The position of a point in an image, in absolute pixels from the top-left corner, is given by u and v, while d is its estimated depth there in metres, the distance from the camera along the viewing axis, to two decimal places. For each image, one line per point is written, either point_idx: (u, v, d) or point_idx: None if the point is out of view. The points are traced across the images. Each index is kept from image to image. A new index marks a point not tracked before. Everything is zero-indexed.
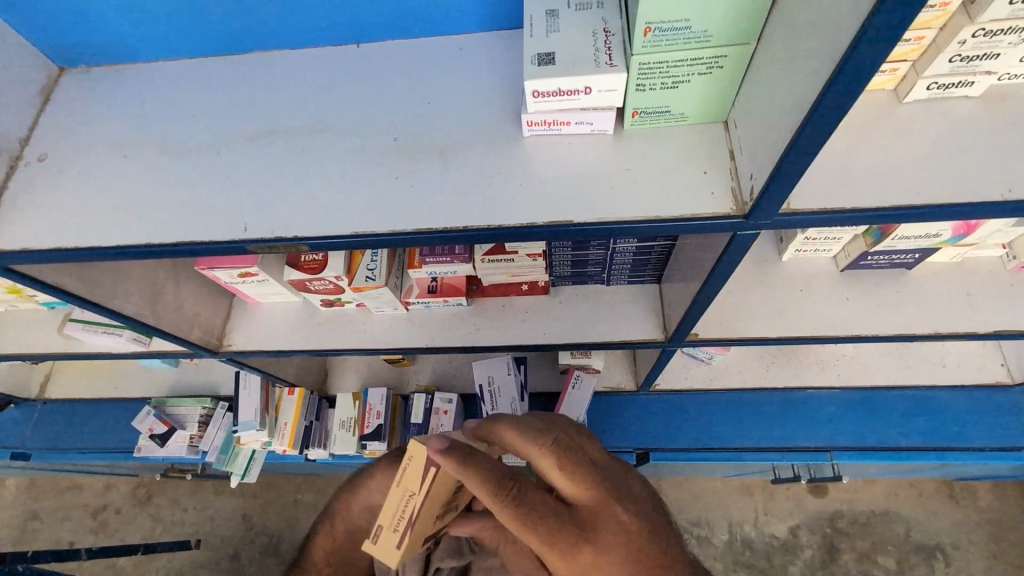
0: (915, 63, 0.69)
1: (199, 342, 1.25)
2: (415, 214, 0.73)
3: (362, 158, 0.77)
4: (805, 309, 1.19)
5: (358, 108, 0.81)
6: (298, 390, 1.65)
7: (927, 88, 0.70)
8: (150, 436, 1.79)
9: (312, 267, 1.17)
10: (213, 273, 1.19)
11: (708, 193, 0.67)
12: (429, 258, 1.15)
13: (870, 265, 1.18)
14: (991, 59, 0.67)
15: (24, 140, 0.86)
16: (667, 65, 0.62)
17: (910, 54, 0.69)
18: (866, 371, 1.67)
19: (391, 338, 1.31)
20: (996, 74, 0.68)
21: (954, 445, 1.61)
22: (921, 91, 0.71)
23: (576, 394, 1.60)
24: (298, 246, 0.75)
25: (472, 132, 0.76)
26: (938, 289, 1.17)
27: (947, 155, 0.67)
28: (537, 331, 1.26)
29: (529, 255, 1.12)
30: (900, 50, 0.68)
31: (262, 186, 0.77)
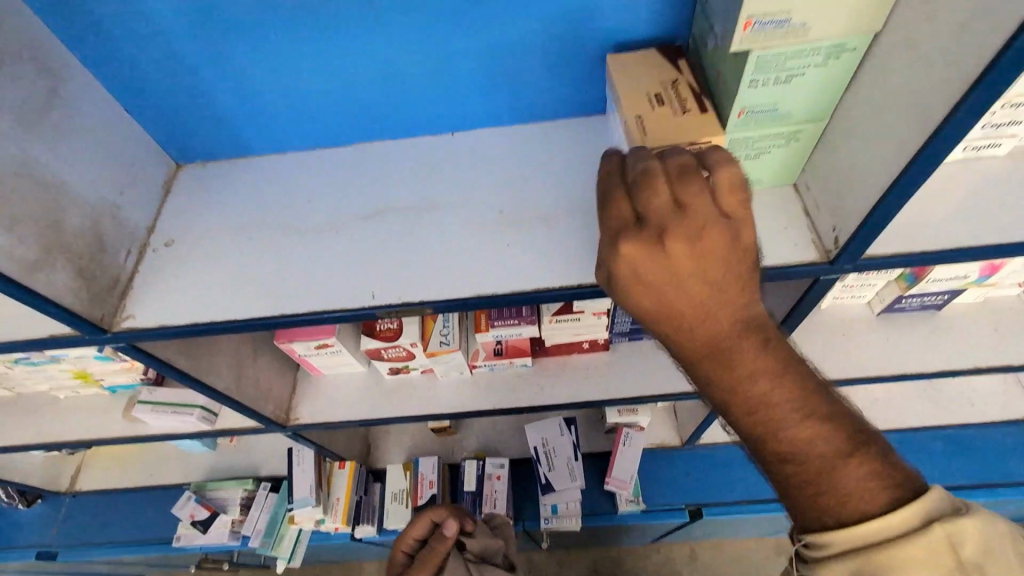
0: None
1: (271, 415, 1.29)
2: (531, 276, 0.82)
3: (474, 229, 0.87)
4: (849, 352, 1.27)
5: (463, 187, 0.92)
6: (349, 464, 1.65)
7: (963, 150, 0.82)
8: (192, 523, 1.77)
9: (388, 335, 1.23)
10: (289, 346, 1.25)
11: (793, 244, 0.77)
12: (498, 322, 1.22)
13: (904, 307, 1.27)
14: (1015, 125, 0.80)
15: (151, 227, 0.94)
16: (753, 140, 0.74)
17: None
18: (902, 414, 1.71)
19: (455, 402, 1.35)
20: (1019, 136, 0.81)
21: (998, 482, 1.66)
22: (957, 153, 0.83)
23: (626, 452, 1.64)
24: (422, 310, 0.82)
25: (572, 203, 0.87)
26: (971, 327, 1.26)
27: (991, 205, 0.78)
28: (599, 387, 1.31)
29: (595, 313, 1.21)
30: None
31: (385, 258, 0.86)
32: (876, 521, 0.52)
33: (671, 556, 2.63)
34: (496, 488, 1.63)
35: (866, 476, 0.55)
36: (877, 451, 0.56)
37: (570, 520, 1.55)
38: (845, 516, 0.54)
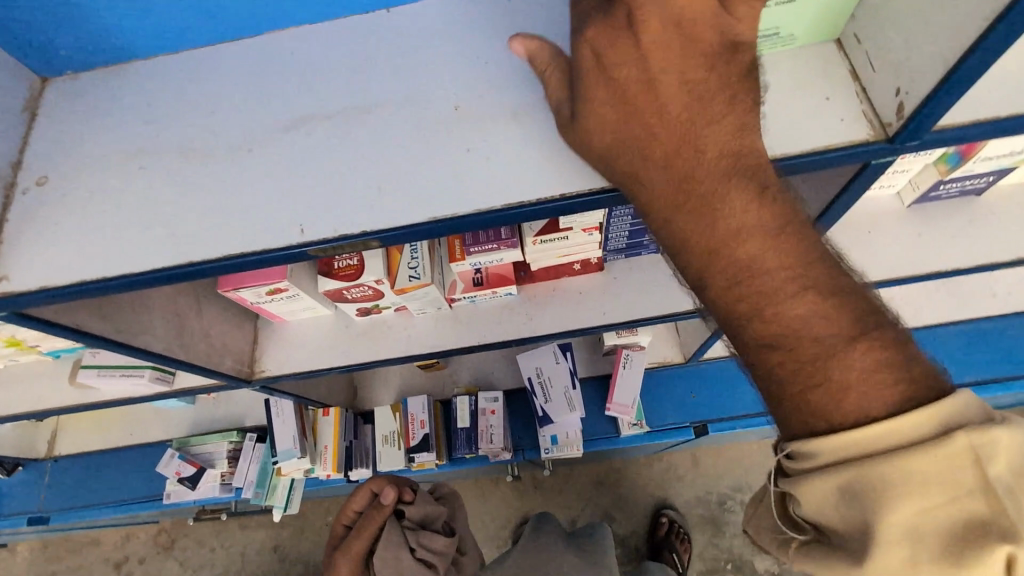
0: None
1: (230, 372, 1.15)
2: (499, 188, 0.64)
3: (424, 133, 0.67)
4: (874, 251, 1.12)
5: (406, 79, 0.71)
6: (333, 410, 1.55)
7: None
8: (179, 480, 1.67)
9: (349, 273, 1.07)
10: (237, 293, 1.08)
11: (838, 119, 0.59)
12: (474, 247, 1.05)
13: (940, 194, 1.11)
14: None
15: (15, 163, 0.74)
16: None
17: None
18: (918, 312, 1.60)
19: (436, 341, 1.21)
20: None
21: (1014, 375, 1.58)
22: None
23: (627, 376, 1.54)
24: (367, 243, 0.65)
25: (546, 88, 0.67)
26: (1015, 212, 1.10)
27: None
28: (595, 313, 1.17)
29: (585, 230, 1.03)
30: None
31: (312, 180, 0.67)
32: (881, 425, 0.43)
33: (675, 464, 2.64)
34: (491, 423, 1.54)
35: (874, 370, 0.45)
36: (887, 339, 0.47)
37: (570, 448, 1.49)
38: (841, 419, 0.45)
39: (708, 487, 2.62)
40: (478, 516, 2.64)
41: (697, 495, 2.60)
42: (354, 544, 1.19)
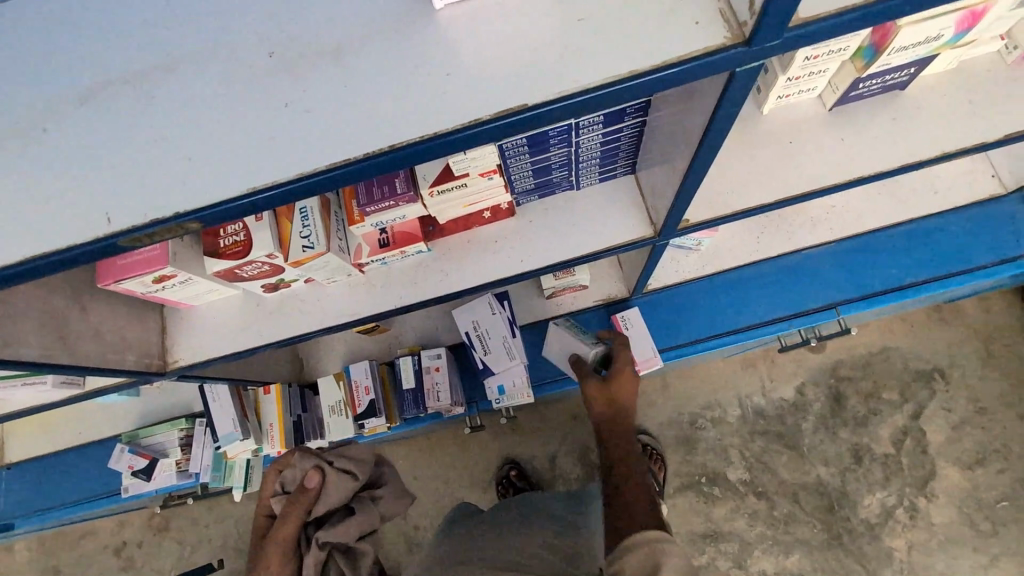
0: None
1: (137, 367, 1.08)
2: (323, 145, 0.55)
3: (235, 88, 0.58)
4: (798, 161, 1.06)
5: (213, 26, 0.60)
6: (274, 387, 1.50)
7: None
8: (132, 472, 1.65)
9: (237, 251, 0.97)
10: (121, 286, 0.99)
11: (692, 23, 0.51)
12: (369, 207, 0.99)
13: (861, 94, 1.04)
14: None
15: None
16: None
17: None
18: (858, 219, 1.57)
19: (352, 308, 1.15)
20: None
21: (957, 270, 1.56)
22: None
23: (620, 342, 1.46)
24: (185, 225, 0.57)
25: (369, 17, 0.57)
26: (942, 104, 1.03)
27: None
28: (513, 260, 1.10)
29: (481, 174, 0.95)
30: None
31: (117, 160, 0.58)
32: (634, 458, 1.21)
33: (646, 391, 2.79)
34: (436, 381, 1.52)
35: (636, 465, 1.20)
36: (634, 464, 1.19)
37: (520, 397, 1.46)
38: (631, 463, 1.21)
39: (679, 409, 2.76)
40: (459, 463, 2.69)
41: (670, 416, 2.74)
42: (281, 532, 1.22)
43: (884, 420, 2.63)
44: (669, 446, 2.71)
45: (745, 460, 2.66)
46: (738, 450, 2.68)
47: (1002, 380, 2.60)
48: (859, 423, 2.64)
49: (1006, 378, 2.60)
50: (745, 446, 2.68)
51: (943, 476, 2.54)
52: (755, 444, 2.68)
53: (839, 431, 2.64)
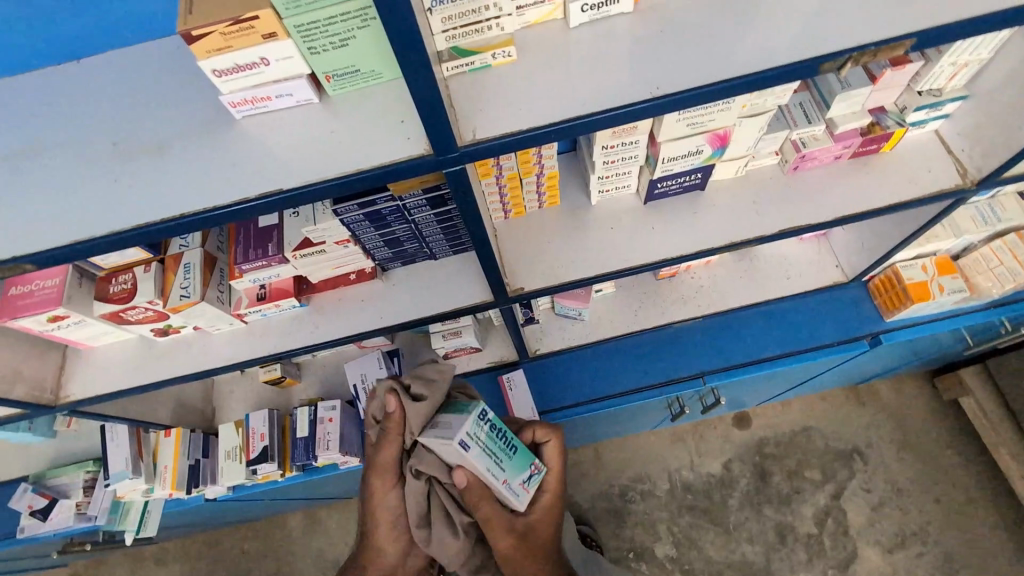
0: None
1: (26, 399, 1.20)
2: (133, 211, 0.73)
3: (82, 167, 0.76)
4: (619, 242, 1.25)
5: (76, 120, 0.80)
6: (174, 430, 1.60)
7: (582, 10, 0.74)
8: (30, 513, 1.70)
9: (122, 296, 1.14)
10: (18, 323, 1.13)
11: (405, 138, 0.71)
12: (245, 265, 1.16)
13: (665, 191, 1.25)
14: (616, 4, 0.74)
15: None
16: (322, 24, 0.65)
17: None
18: (723, 297, 1.76)
19: (235, 353, 1.29)
20: None
21: (807, 347, 1.73)
22: (580, 14, 0.75)
23: (471, 489, 1.08)
24: (22, 266, 0.73)
25: (188, 123, 0.77)
26: (733, 202, 1.25)
27: (601, 65, 0.74)
28: (373, 317, 1.27)
29: (338, 243, 1.14)
30: None
31: None
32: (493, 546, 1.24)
33: (578, 462, 2.85)
34: (328, 430, 1.60)
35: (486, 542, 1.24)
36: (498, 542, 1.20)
37: None
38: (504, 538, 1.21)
39: (610, 481, 2.79)
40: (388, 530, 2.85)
41: (600, 488, 2.77)
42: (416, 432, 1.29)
43: (807, 499, 2.64)
44: (598, 519, 2.71)
45: (672, 535, 2.66)
46: (666, 525, 2.68)
47: (920, 462, 2.62)
48: (783, 502, 2.65)
49: (924, 460, 2.62)
50: (673, 520, 2.68)
51: (866, 559, 2.51)
52: (683, 519, 2.68)
53: (763, 509, 2.64)
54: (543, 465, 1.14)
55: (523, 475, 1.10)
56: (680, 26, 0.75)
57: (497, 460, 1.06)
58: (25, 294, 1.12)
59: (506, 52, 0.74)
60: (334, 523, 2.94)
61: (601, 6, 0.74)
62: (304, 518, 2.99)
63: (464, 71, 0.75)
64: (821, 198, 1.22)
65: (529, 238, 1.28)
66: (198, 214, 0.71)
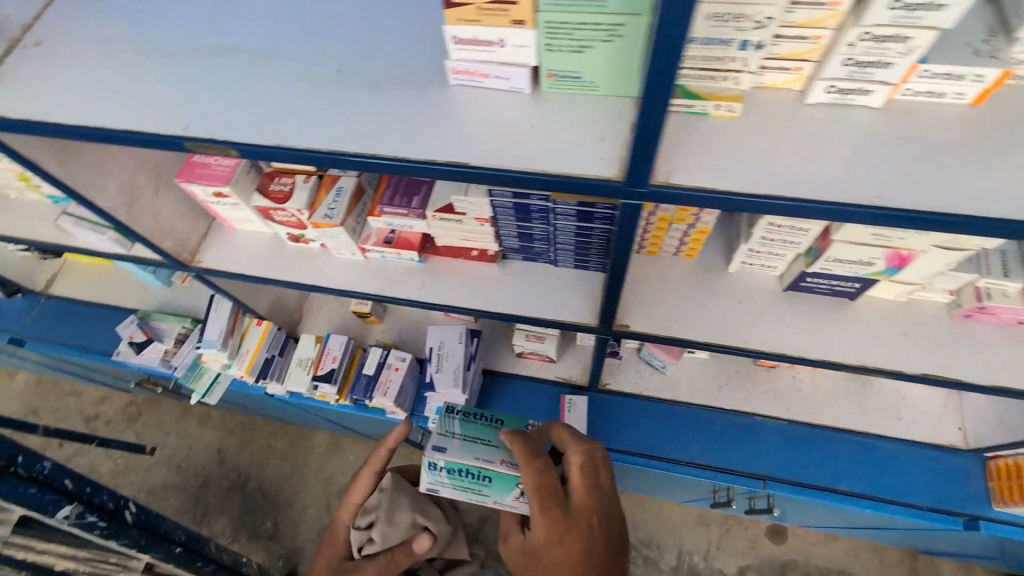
0: (817, 63, 0.69)
1: (170, 252, 1.34)
2: (333, 139, 0.79)
3: (303, 83, 0.83)
4: (741, 321, 1.19)
5: (311, 38, 0.86)
6: (266, 323, 1.74)
7: (826, 91, 0.70)
8: (129, 342, 1.92)
9: (277, 197, 1.24)
10: (189, 187, 1.27)
11: (598, 157, 0.71)
12: (387, 208, 1.22)
13: (812, 287, 1.17)
14: (864, 96, 0.70)
15: (27, 26, 0.96)
16: (569, 28, 0.66)
17: (811, 54, 0.68)
18: (817, 408, 1.65)
19: (346, 281, 1.38)
20: (892, 86, 0.68)
21: (890, 498, 1.57)
22: (821, 94, 0.71)
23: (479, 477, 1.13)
24: (229, 150, 0.81)
25: (406, 72, 0.81)
26: (880, 324, 1.16)
27: (823, 152, 0.69)
28: (479, 298, 1.30)
29: (477, 219, 1.17)
30: (801, 49, 0.68)
31: (213, 95, 0.84)
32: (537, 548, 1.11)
33: None
34: (391, 378, 1.67)
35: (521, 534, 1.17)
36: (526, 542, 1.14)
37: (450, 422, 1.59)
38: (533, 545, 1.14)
39: None
40: None
41: None
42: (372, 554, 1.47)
43: None
44: None
45: None
46: None
47: None
48: None
49: None
50: None
51: None
52: None
53: None
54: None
55: (515, 493, 1.14)
56: (925, 140, 0.69)
57: (476, 493, 1.16)
58: (205, 165, 1.26)
59: (728, 107, 0.72)
60: (352, 456, 3.09)
61: (848, 93, 0.70)
62: (330, 440, 3.15)
63: (682, 111, 0.73)
64: (983, 359, 1.09)
65: (653, 280, 1.25)
66: (386, 160, 0.76)
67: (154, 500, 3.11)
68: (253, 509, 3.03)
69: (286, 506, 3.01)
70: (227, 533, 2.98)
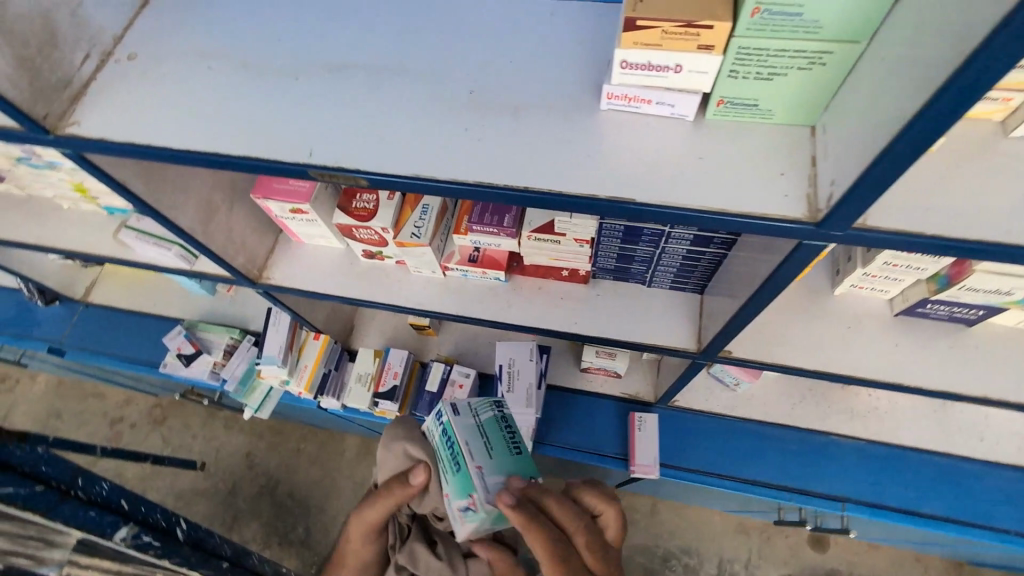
0: None
1: (240, 269, 1.28)
2: (474, 168, 0.72)
3: (434, 104, 0.77)
4: (850, 347, 1.14)
5: (437, 56, 0.80)
6: (323, 337, 1.68)
7: None
8: (176, 354, 1.85)
9: (362, 215, 1.18)
10: (265, 203, 1.20)
11: (782, 195, 0.65)
12: (476, 226, 1.16)
13: (928, 313, 1.13)
14: None
15: (117, 38, 0.89)
16: (766, 54, 0.60)
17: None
18: (896, 428, 1.60)
19: (424, 299, 1.32)
20: None
21: (973, 521, 1.54)
22: None
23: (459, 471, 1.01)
24: (357, 180, 0.75)
25: (550, 95, 0.75)
26: (998, 353, 1.11)
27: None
28: (569, 319, 1.24)
29: (577, 240, 1.10)
30: (1018, 78, 0.67)
31: (334, 116, 0.78)
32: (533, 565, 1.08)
33: (633, 506, 2.72)
34: (456, 395, 1.62)
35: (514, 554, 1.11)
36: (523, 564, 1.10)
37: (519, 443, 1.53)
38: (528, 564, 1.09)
39: (657, 540, 2.65)
40: None
41: (645, 543, 2.65)
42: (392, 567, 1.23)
43: None
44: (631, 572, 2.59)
45: None
46: None
47: None
48: None
49: None
50: None
51: None
52: None
53: None
54: (481, 511, 0.94)
55: (458, 503, 0.97)
56: None
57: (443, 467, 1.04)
58: (284, 181, 1.20)
59: None
60: None
61: None
62: (361, 444, 3.10)
63: None
64: None
65: None
66: (532, 191, 0.70)
67: (182, 506, 3.02)
68: (284, 514, 2.98)
69: (317, 511, 2.96)
70: (259, 540, 2.91)
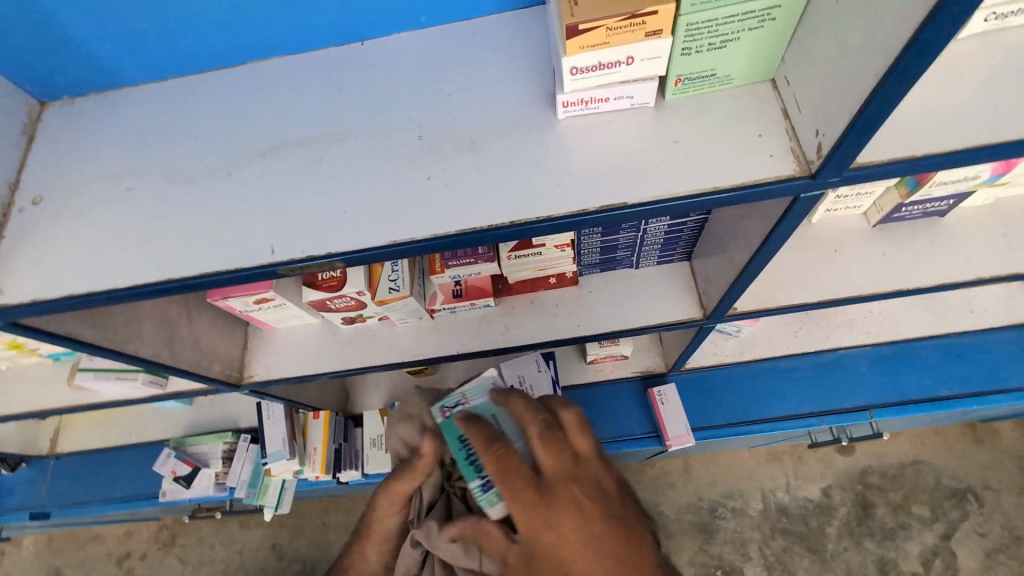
0: None
1: (221, 376, 1.20)
2: (450, 215, 0.67)
3: (387, 160, 0.72)
4: (845, 267, 1.14)
5: (372, 108, 0.75)
6: (324, 413, 1.60)
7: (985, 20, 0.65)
8: (175, 478, 1.72)
9: (331, 285, 1.11)
10: (227, 303, 1.12)
11: (768, 156, 0.63)
12: (451, 262, 1.10)
13: (904, 216, 1.16)
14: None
15: (12, 183, 0.79)
16: (715, 23, 0.58)
17: None
18: (896, 326, 1.62)
19: (419, 348, 1.26)
20: None
21: (988, 389, 1.60)
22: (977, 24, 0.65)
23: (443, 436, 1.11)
24: (332, 263, 0.69)
25: (503, 119, 0.71)
26: (974, 234, 1.15)
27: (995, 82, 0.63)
28: (570, 324, 1.21)
29: (557, 246, 1.08)
30: None
31: (283, 202, 0.72)
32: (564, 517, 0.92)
33: (666, 471, 2.62)
34: None
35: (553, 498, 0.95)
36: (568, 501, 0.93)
37: None
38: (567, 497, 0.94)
39: (699, 494, 2.56)
40: None
41: (688, 500, 2.55)
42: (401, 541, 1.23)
43: (914, 536, 2.38)
44: (685, 535, 2.50)
45: (764, 558, 2.43)
46: (757, 546, 2.45)
47: None
48: (886, 536, 2.39)
49: None
50: (765, 542, 2.45)
51: None
52: (775, 542, 2.45)
53: (865, 540, 2.39)
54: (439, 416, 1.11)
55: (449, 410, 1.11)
56: None
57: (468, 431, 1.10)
58: None
59: None
60: None
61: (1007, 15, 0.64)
62: None
63: None
64: None
65: None
66: (518, 221, 0.66)
67: None
68: None
69: None
70: None
